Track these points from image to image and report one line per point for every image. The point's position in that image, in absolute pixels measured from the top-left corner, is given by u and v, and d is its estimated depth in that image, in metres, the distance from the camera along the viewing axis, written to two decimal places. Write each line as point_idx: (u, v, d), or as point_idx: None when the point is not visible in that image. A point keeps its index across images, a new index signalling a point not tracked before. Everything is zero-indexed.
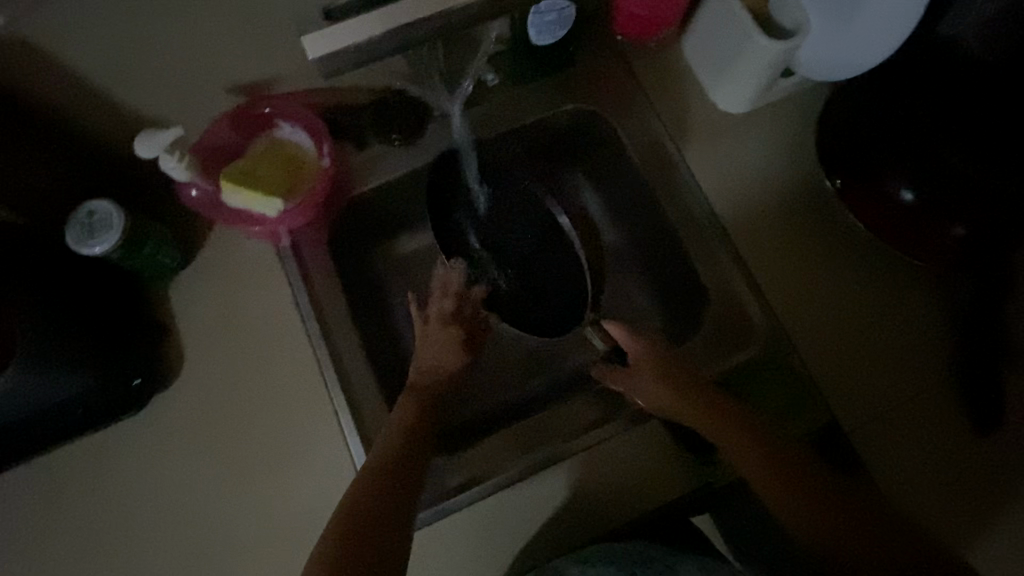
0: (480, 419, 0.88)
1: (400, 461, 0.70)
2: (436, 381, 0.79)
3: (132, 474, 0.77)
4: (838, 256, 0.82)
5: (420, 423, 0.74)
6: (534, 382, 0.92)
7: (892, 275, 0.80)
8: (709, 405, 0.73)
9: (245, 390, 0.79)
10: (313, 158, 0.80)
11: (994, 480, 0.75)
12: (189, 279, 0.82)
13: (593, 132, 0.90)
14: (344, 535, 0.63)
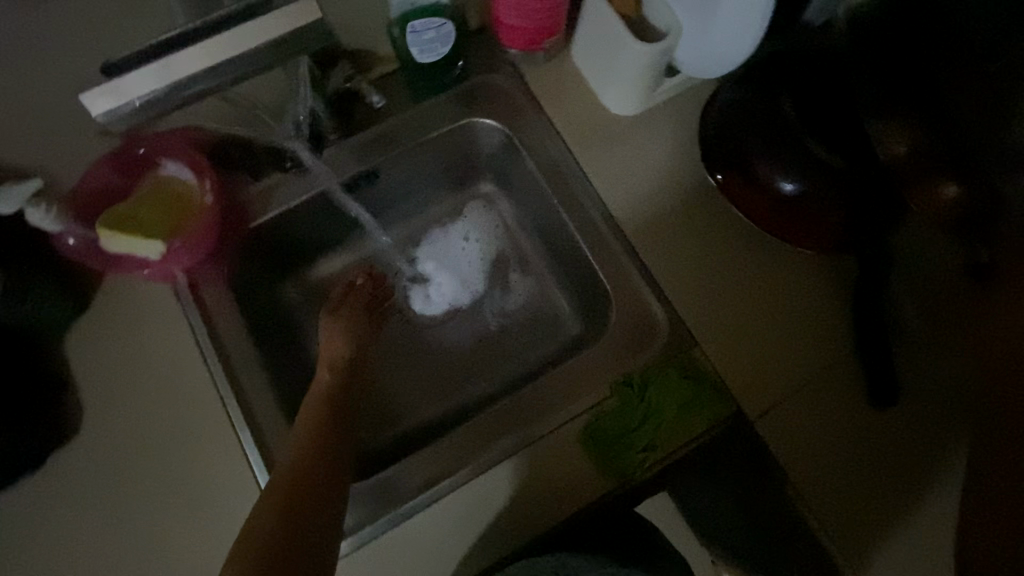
0: (406, 440, 0.88)
1: (308, 466, 0.65)
2: (338, 375, 0.77)
3: (27, 536, 0.74)
4: (754, 273, 0.82)
5: (327, 422, 0.71)
6: (459, 395, 0.92)
7: (823, 295, 0.81)
8: (730, 370, 0.79)
9: (146, 437, 0.77)
10: (196, 191, 0.79)
11: (908, 447, 0.76)
12: (81, 330, 0.80)
13: (489, 147, 0.93)
14: (255, 554, 0.55)
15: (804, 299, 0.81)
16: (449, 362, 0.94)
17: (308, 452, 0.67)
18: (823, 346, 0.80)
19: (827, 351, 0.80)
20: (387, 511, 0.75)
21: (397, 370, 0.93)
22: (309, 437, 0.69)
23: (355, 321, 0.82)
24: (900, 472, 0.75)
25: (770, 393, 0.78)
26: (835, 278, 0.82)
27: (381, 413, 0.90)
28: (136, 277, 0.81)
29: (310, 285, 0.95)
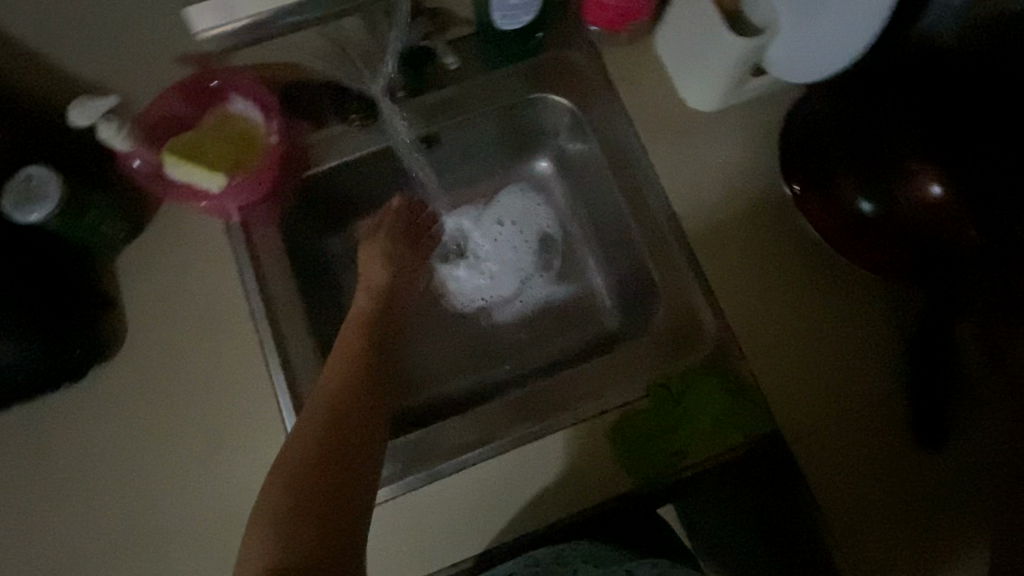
0: (429, 408, 0.88)
1: (341, 407, 0.64)
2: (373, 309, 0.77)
3: (65, 447, 0.76)
4: (811, 290, 0.79)
5: (364, 355, 0.71)
6: (490, 370, 0.91)
7: (875, 308, 0.78)
8: (765, 373, 0.77)
9: (184, 366, 0.78)
10: (262, 132, 0.79)
11: (948, 498, 0.73)
12: (132, 255, 0.81)
13: (555, 124, 0.91)
14: (305, 496, 0.56)
15: (856, 310, 0.78)
16: (483, 337, 0.93)
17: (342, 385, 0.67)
18: (867, 361, 0.77)
19: (870, 366, 0.77)
20: (414, 470, 0.76)
21: (431, 338, 0.93)
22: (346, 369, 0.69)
23: (390, 245, 0.84)
24: (936, 523, 0.72)
25: (803, 397, 0.76)
26: (899, 312, 0.78)
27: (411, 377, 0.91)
28: (193, 210, 0.82)
29: (357, 241, 0.94)
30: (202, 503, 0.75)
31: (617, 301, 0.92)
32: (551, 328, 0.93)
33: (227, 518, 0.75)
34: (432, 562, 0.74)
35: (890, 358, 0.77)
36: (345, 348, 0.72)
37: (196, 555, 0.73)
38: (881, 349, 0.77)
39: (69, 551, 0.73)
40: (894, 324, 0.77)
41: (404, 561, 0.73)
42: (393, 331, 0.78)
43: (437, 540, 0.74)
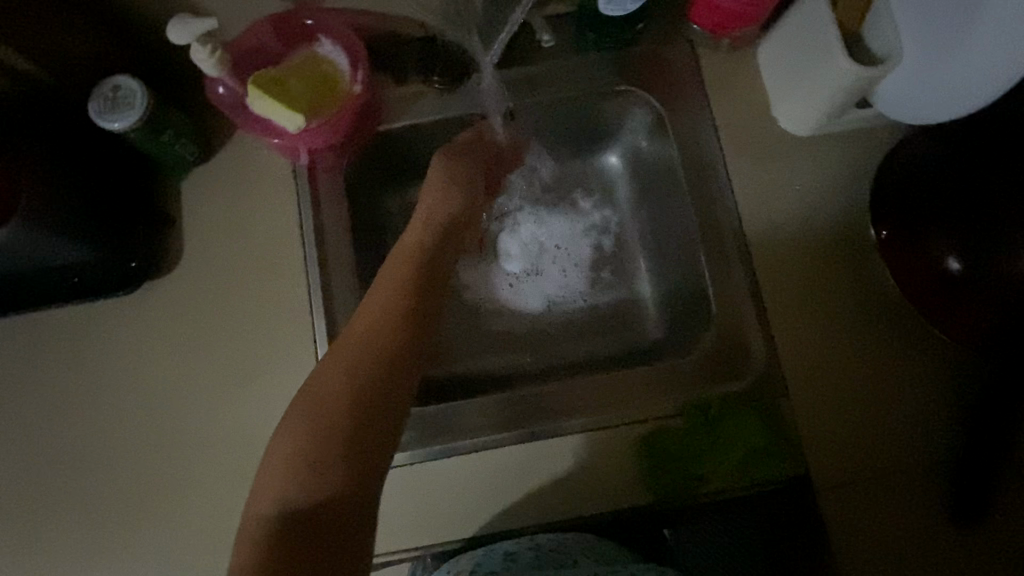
0: (455, 384, 0.88)
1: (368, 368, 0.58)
2: (430, 243, 0.69)
3: (108, 355, 0.78)
4: (872, 339, 0.76)
5: (410, 292, 0.64)
6: (521, 356, 0.91)
7: (926, 361, 0.75)
8: (801, 410, 0.75)
9: (232, 297, 0.80)
10: (347, 80, 0.76)
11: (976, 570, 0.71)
12: (197, 179, 0.81)
13: (636, 122, 0.89)
14: (319, 466, 0.53)
15: (906, 359, 0.75)
16: (520, 324, 0.92)
17: (383, 329, 0.60)
18: (907, 412, 0.74)
19: (909, 417, 0.74)
20: (434, 442, 0.76)
21: (469, 314, 0.92)
22: (391, 308, 0.62)
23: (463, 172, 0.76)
24: None
25: (834, 438, 0.74)
26: (962, 377, 0.74)
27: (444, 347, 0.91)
28: (264, 145, 0.82)
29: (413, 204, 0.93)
30: (228, 432, 0.77)
31: (664, 311, 0.89)
32: (591, 327, 0.91)
33: (249, 451, 0.76)
34: (437, 533, 0.74)
35: (932, 414, 0.74)
36: (395, 281, 0.64)
37: (216, 481, 0.75)
38: (924, 401, 0.74)
39: (99, 453, 0.76)
40: (943, 379, 0.74)
41: (410, 528, 0.74)
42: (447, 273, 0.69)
43: (446, 515, 0.75)
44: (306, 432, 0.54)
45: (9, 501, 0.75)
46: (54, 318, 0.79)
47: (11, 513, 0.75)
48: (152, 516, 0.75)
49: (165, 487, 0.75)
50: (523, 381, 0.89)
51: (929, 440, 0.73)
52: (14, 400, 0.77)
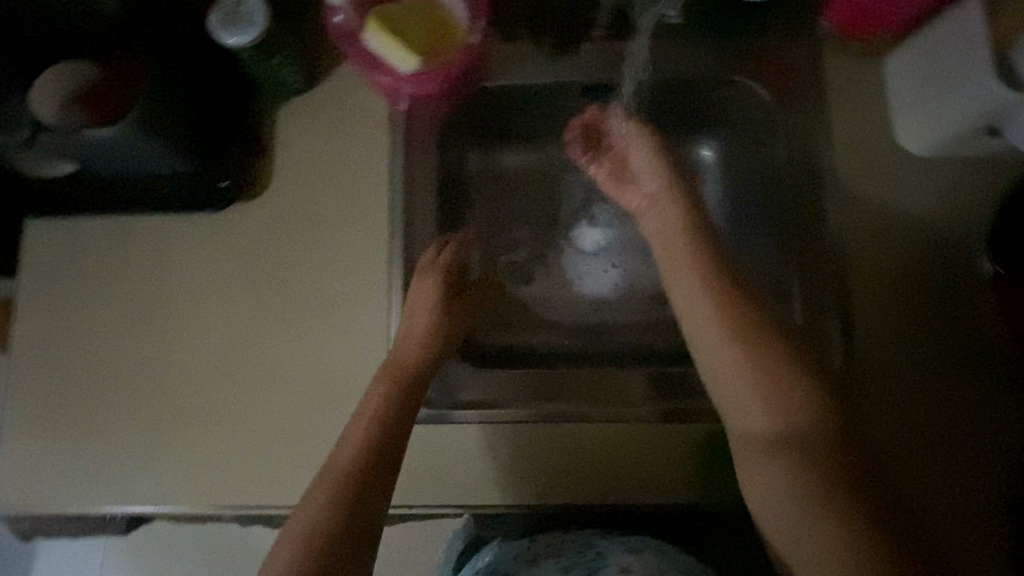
0: (510, 351, 0.88)
1: (383, 411, 0.69)
2: (414, 361, 0.73)
3: (190, 272, 0.79)
4: (891, 332, 0.75)
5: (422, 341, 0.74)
6: (577, 333, 0.89)
7: (924, 343, 0.75)
8: (713, 360, 0.68)
9: (312, 231, 0.80)
10: (463, 27, 0.74)
11: None
12: (295, 110, 0.81)
13: (743, 117, 0.85)
14: (336, 501, 0.63)
15: (901, 336, 0.75)
16: (582, 302, 0.90)
17: (365, 444, 0.67)
18: (894, 389, 0.74)
19: (897, 395, 0.74)
20: (459, 404, 0.77)
21: (533, 286, 0.91)
22: (369, 426, 0.68)
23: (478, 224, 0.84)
24: None
25: (780, 399, 0.64)
26: None
27: (504, 313, 0.90)
28: (366, 86, 0.81)
29: (494, 166, 0.92)
30: (292, 363, 0.78)
31: None
32: (655, 317, 0.88)
33: (310, 384, 0.77)
34: (481, 493, 0.75)
35: (921, 394, 0.74)
36: (378, 397, 0.70)
37: (280, 411, 0.77)
38: (916, 382, 0.74)
39: (168, 361, 0.78)
40: (939, 364, 0.74)
41: (455, 486, 0.75)
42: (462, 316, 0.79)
43: (494, 480, 0.75)
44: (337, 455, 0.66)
45: (87, 397, 0.79)
46: (143, 227, 0.80)
47: (87, 408, 0.78)
48: (214, 433, 0.77)
49: (227, 407, 0.77)
50: (578, 359, 0.87)
51: (915, 420, 0.73)
52: (97, 300, 0.79)
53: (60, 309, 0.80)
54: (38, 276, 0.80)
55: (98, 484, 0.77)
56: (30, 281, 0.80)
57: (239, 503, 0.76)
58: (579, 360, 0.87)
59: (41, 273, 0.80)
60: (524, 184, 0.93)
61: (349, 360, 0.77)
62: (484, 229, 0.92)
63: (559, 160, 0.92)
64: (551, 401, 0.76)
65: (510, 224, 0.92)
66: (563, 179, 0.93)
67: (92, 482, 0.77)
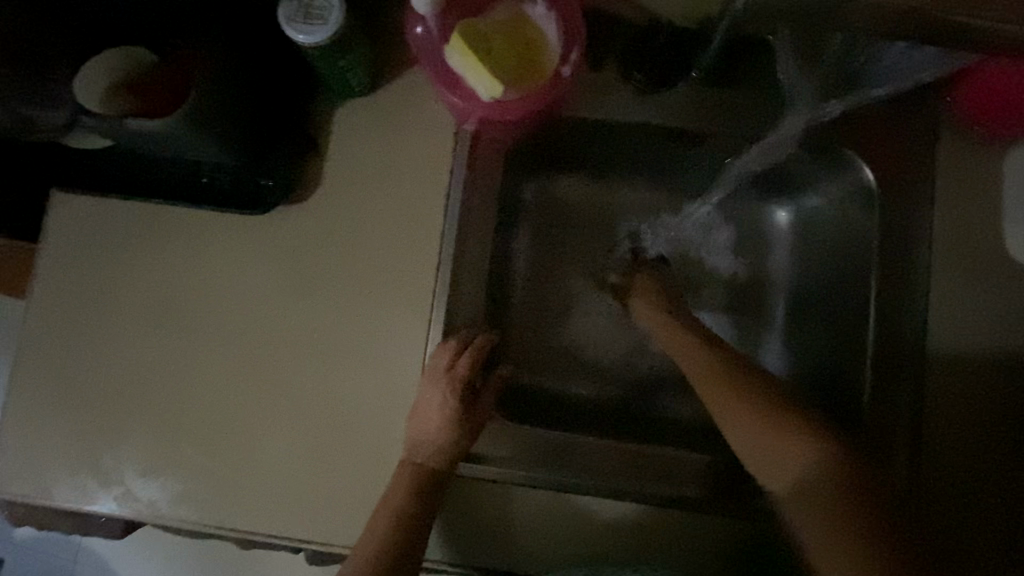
0: (541, 399, 0.80)
1: (416, 478, 0.67)
2: (428, 458, 0.67)
3: (218, 272, 0.74)
4: (947, 401, 0.68)
5: (458, 402, 0.69)
6: (614, 387, 0.81)
7: (967, 398, 0.68)
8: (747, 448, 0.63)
9: (354, 246, 0.74)
10: (555, 55, 0.66)
11: None
12: (354, 114, 0.74)
13: (835, 187, 0.75)
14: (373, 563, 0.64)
15: (945, 391, 0.68)
16: (625, 355, 0.83)
17: (382, 551, 0.65)
18: (934, 448, 0.67)
19: (937, 454, 0.67)
20: (475, 455, 0.71)
21: (573, 332, 0.83)
22: (385, 525, 0.65)
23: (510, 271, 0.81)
24: None
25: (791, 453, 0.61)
26: None
27: (535, 359, 0.82)
28: (434, 99, 0.74)
29: (552, 198, 0.85)
30: (311, 385, 0.73)
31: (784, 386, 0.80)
32: (700, 386, 0.81)
33: (327, 410, 0.72)
34: (497, 558, 0.70)
35: (963, 452, 0.67)
36: (391, 499, 0.66)
37: (297, 436, 0.72)
38: (958, 440, 0.67)
39: (183, 363, 0.73)
40: (985, 422, 0.67)
41: (473, 545, 0.70)
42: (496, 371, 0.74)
43: (514, 544, 0.70)
44: (378, 516, 0.66)
45: (88, 390, 0.73)
46: (175, 217, 0.74)
47: (87, 403, 0.73)
48: (223, 448, 0.72)
49: (238, 421, 0.72)
50: (611, 419, 0.79)
51: (992, 550, 0.65)
52: (115, 284, 0.74)
53: (72, 292, 0.74)
54: (56, 251, 0.74)
55: (90, 485, 0.72)
56: (46, 258, 0.74)
57: (242, 527, 0.71)
58: (612, 420, 0.79)
59: (58, 249, 0.74)
60: (580, 221, 0.85)
61: (373, 393, 0.72)
62: (528, 265, 0.83)
63: (620, 200, 0.85)
64: (571, 468, 0.70)
65: (557, 261, 0.84)
66: (625, 220, 0.85)
67: (85, 482, 0.72)
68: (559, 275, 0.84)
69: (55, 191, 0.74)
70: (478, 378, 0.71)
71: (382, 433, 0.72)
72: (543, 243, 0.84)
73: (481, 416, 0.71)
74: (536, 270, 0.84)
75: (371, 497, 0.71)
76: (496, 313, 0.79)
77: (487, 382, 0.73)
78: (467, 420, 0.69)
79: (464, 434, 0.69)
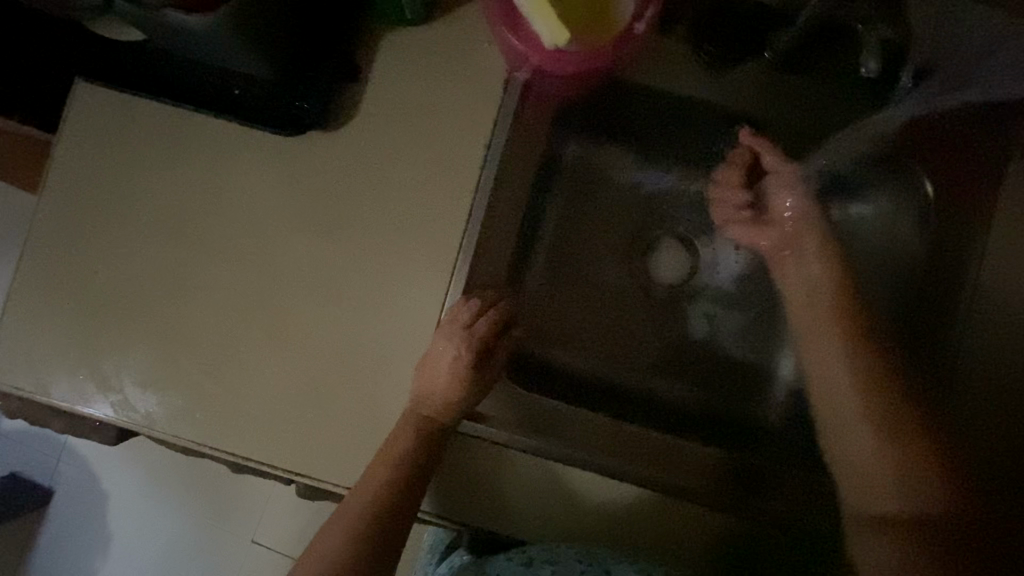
0: (552, 371, 0.77)
1: (421, 432, 0.67)
2: (435, 411, 0.67)
3: (239, 192, 0.71)
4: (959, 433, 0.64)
5: (472, 364, 0.68)
6: (626, 369, 0.79)
7: (979, 436, 0.64)
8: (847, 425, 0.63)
9: (382, 183, 0.70)
10: (626, 13, 0.62)
11: None
12: (401, 44, 0.70)
13: (886, 200, 0.71)
14: (370, 509, 0.66)
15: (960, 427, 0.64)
16: (641, 336, 0.81)
17: (377, 497, 0.66)
18: None
19: None
20: (476, 416, 0.71)
21: (588, 309, 0.81)
22: (385, 478, 0.65)
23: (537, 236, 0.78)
24: None
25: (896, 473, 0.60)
26: None
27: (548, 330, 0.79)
28: (487, 41, 0.70)
29: (591, 165, 0.80)
30: (322, 321, 0.71)
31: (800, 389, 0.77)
32: (712, 379, 0.80)
33: (336, 348, 0.70)
34: (485, 518, 0.69)
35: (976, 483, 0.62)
36: (393, 448, 0.66)
37: (301, 371, 0.70)
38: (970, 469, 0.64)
39: (194, 277, 0.71)
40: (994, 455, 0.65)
41: (464, 501, 0.70)
42: (512, 338, 0.72)
43: (502, 507, 0.69)
44: (379, 464, 0.66)
45: (91, 289, 0.71)
46: (202, 127, 0.71)
47: (90, 301, 0.71)
48: (224, 372, 0.71)
49: (244, 347, 0.71)
50: (617, 401, 0.77)
51: None
52: (130, 186, 0.71)
53: (86, 189, 0.71)
54: (71, 142, 0.71)
55: (87, 388, 0.71)
56: (63, 148, 0.71)
57: (235, 451, 0.70)
58: (617, 401, 0.77)
59: (74, 141, 0.71)
60: (616, 194, 0.82)
61: (383, 337, 0.70)
62: (554, 233, 0.80)
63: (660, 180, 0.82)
64: (571, 442, 0.69)
65: (584, 234, 0.81)
66: (663, 202, 0.82)
67: (82, 384, 0.71)
68: (587, 246, 0.81)
69: (78, 80, 0.71)
70: (495, 343, 0.70)
71: (386, 378, 0.70)
72: (574, 214, 0.81)
73: (492, 380, 0.70)
74: (563, 237, 0.80)
75: (368, 442, 0.71)
76: (517, 279, 0.76)
77: (503, 349, 0.71)
78: (480, 382, 0.69)
79: (475, 394, 0.69)
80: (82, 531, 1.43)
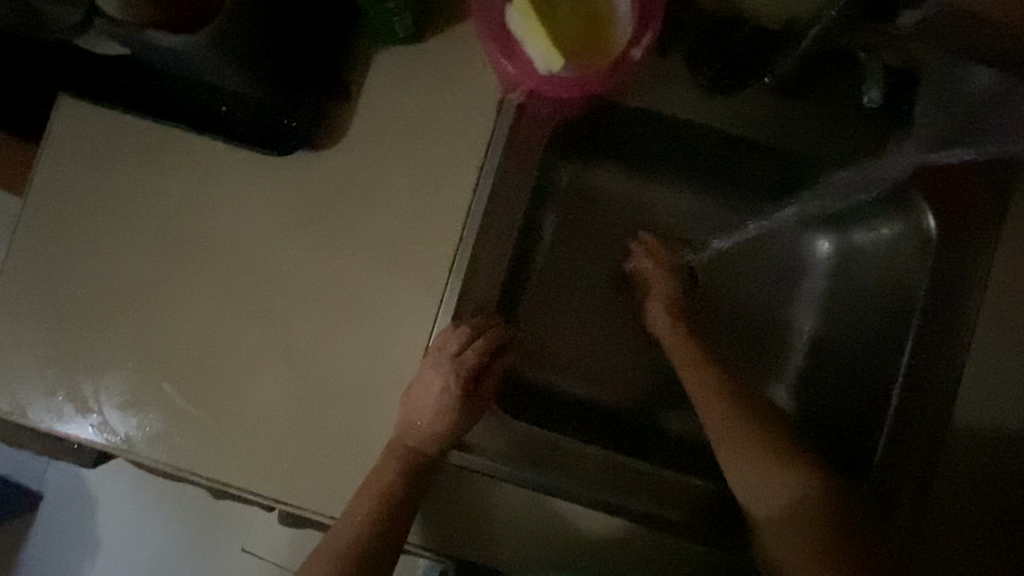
0: (543, 400, 0.75)
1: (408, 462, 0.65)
2: (422, 442, 0.66)
3: (225, 212, 0.69)
4: (953, 468, 0.62)
5: (461, 392, 0.67)
6: (621, 397, 0.78)
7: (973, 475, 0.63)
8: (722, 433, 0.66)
9: (371, 205, 0.69)
10: (623, 37, 0.60)
11: None
12: (394, 64, 0.69)
13: (888, 229, 0.70)
14: (355, 539, 0.64)
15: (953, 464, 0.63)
16: (636, 362, 0.79)
17: (364, 528, 0.64)
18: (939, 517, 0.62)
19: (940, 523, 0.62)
20: (463, 445, 0.68)
21: (583, 335, 0.79)
22: (370, 509, 0.64)
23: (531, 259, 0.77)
24: None
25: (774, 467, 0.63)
26: None
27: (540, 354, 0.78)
28: (482, 61, 0.68)
29: (585, 187, 0.79)
30: (308, 344, 0.69)
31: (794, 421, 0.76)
32: None
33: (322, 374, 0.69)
34: (471, 549, 0.68)
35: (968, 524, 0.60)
36: (380, 479, 0.64)
37: (284, 396, 0.69)
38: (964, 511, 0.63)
39: (177, 298, 0.69)
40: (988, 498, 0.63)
41: (450, 533, 0.68)
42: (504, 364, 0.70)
43: (487, 538, 0.67)
44: (366, 495, 0.64)
45: (70, 307, 0.69)
46: (188, 144, 0.69)
47: (69, 320, 0.69)
48: (205, 395, 0.69)
49: (227, 369, 0.69)
50: (609, 431, 0.75)
51: None
52: (114, 204, 0.69)
53: (69, 205, 0.69)
54: (54, 157, 0.69)
55: (65, 409, 0.69)
56: (45, 164, 0.69)
57: (217, 477, 0.69)
58: (609, 432, 0.75)
59: (57, 156, 0.69)
60: (612, 216, 0.80)
61: (370, 362, 0.68)
62: (548, 256, 0.78)
63: (656, 202, 0.81)
64: (560, 474, 0.67)
65: (580, 257, 0.80)
66: (660, 225, 0.81)
67: (60, 405, 0.69)
68: (582, 270, 0.80)
69: (63, 94, 0.69)
70: (485, 370, 0.68)
71: (373, 405, 0.69)
72: (569, 237, 0.79)
73: (481, 409, 0.69)
74: (558, 260, 0.79)
75: (352, 470, 0.69)
76: (509, 302, 0.75)
77: (493, 377, 0.69)
78: (469, 411, 0.68)
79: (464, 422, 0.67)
80: (69, 539, 1.42)
